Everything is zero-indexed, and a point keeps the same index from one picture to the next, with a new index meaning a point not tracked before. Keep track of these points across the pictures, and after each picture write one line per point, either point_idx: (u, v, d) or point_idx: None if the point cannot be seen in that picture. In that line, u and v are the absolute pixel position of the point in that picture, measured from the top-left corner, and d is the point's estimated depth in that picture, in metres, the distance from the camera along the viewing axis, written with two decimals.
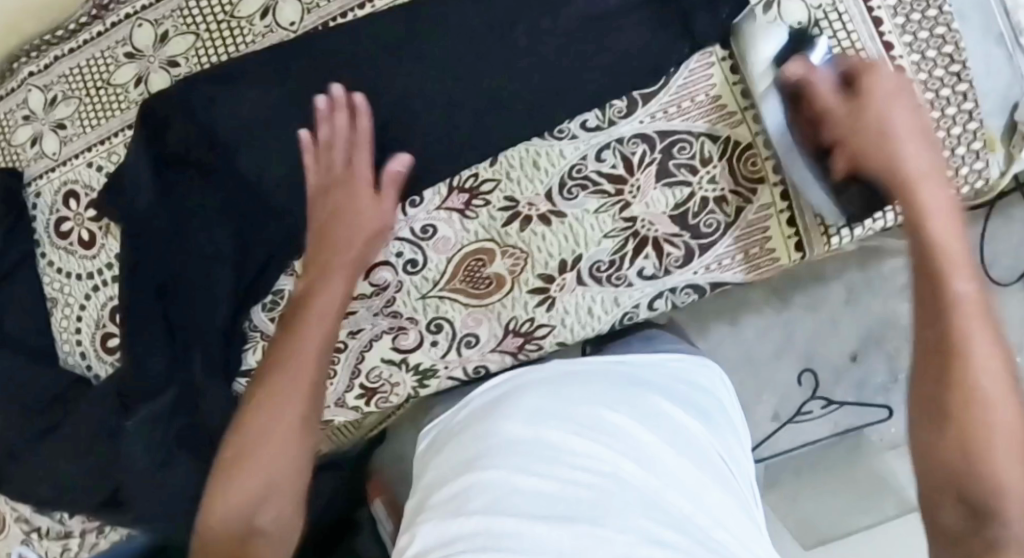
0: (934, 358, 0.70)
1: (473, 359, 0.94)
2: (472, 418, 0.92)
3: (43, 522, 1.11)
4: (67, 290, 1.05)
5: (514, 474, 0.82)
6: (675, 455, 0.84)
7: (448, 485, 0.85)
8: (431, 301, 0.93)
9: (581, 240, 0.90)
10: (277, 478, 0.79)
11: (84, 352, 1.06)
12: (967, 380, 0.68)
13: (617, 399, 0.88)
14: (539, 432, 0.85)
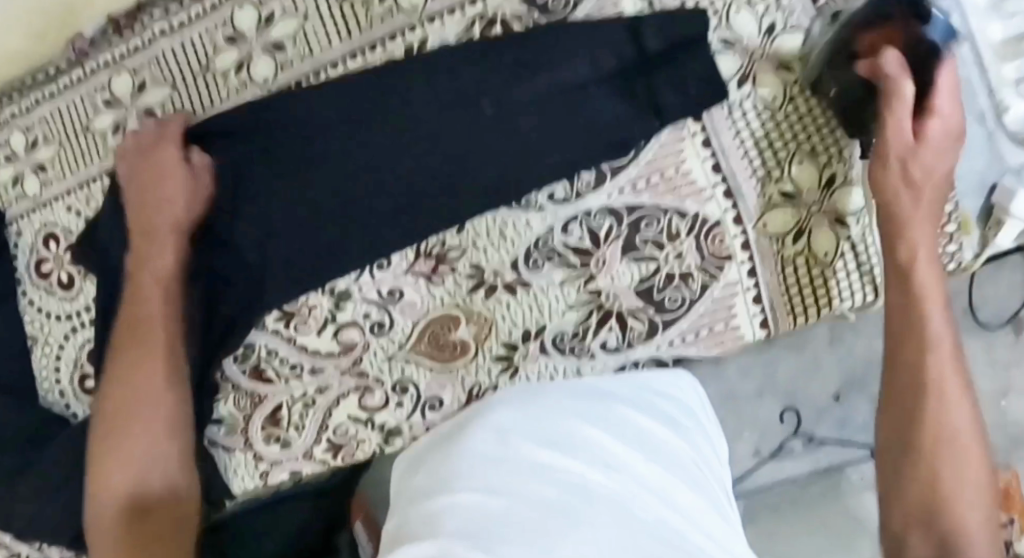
0: (907, 443, 0.82)
1: (437, 422, 0.94)
2: (442, 434, 0.88)
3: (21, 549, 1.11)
4: (47, 329, 1.07)
5: (483, 492, 0.76)
6: (646, 469, 0.80)
7: (414, 509, 0.79)
8: (397, 363, 0.94)
9: (545, 310, 0.90)
10: (150, 447, 0.92)
11: (62, 390, 1.08)
12: (938, 459, 0.81)
13: (589, 412, 0.84)
14: (508, 447, 0.80)
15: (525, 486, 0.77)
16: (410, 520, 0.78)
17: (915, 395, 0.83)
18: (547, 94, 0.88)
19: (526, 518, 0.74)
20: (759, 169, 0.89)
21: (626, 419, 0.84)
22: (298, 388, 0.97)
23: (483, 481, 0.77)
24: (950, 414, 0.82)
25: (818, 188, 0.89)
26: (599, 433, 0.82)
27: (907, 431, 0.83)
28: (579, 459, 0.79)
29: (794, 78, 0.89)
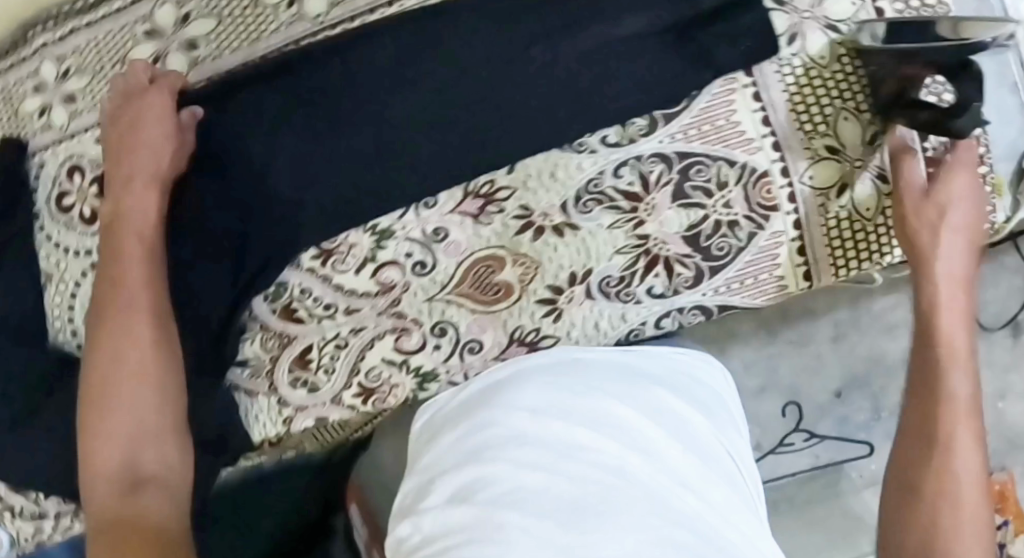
0: (922, 468, 0.81)
1: (476, 365, 0.93)
2: (468, 399, 0.88)
3: (15, 502, 1.08)
4: (63, 266, 1.04)
5: (514, 467, 0.77)
6: (681, 452, 0.81)
7: (444, 478, 0.80)
8: (437, 304, 0.92)
9: (593, 254, 0.90)
10: (142, 424, 0.84)
11: (75, 330, 1.05)
12: (948, 474, 0.80)
13: (622, 390, 0.84)
14: (541, 422, 0.80)
15: (557, 465, 0.77)
16: (437, 491, 0.80)
17: (940, 418, 0.82)
18: (600, 42, 0.88)
19: (557, 498, 0.75)
20: (806, 124, 0.90)
21: (655, 400, 0.85)
22: (331, 330, 0.93)
23: (516, 456, 0.78)
24: (966, 433, 0.81)
25: (863, 145, 0.90)
26: (631, 414, 0.82)
27: (925, 450, 0.81)
28: (612, 439, 0.79)
29: (840, 38, 0.90)
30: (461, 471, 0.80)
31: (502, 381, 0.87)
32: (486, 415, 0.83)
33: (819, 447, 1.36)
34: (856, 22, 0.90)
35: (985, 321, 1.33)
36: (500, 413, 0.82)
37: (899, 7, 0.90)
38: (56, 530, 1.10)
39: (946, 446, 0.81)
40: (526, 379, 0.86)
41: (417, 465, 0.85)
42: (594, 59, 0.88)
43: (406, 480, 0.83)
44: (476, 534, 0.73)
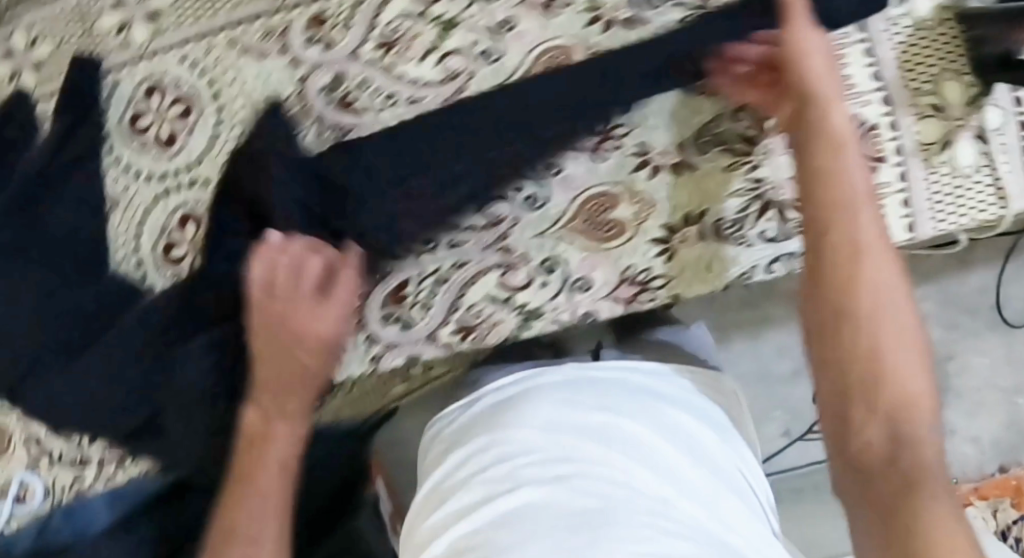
0: (876, 402, 0.71)
1: (583, 304, 0.91)
2: (490, 412, 1.04)
3: (56, 447, 1.03)
4: (133, 192, 0.99)
5: (528, 475, 0.93)
6: (686, 467, 0.95)
7: (462, 488, 0.97)
8: (548, 240, 0.91)
9: (707, 195, 0.91)
10: (265, 535, 0.83)
11: (140, 261, 1.00)
12: (885, 373, 0.71)
13: (631, 410, 0.99)
14: (553, 437, 0.96)
15: (562, 475, 0.92)
16: (461, 504, 0.95)
17: (837, 324, 0.74)
18: None
19: (563, 494, 0.90)
20: (912, 82, 0.92)
21: (664, 417, 0.99)
22: (432, 263, 0.92)
23: (528, 465, 0.94)
24: (892, 344, 0.72)
25: (964, 105, 0.93)
26: (642, 429, 0.97)
27: (847, 367, 0.73)
28: (624, 452, 0.94)
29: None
30: (477, 481, 0.96)
31: (519, 399, 1.02)
32: (501, 433, 0.99)
33: None
34: None
35: (1011, 317, 1.32)
36: (514, 428, 0.98)
37: None
38: (98, 478, 1.04)
39: (856, 366, 0.72)
40: (541, 396, 1.01)
41: (432, 477, 1.02)
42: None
43: (429, 485, 1.01)
44: (494, 526, 0.90)
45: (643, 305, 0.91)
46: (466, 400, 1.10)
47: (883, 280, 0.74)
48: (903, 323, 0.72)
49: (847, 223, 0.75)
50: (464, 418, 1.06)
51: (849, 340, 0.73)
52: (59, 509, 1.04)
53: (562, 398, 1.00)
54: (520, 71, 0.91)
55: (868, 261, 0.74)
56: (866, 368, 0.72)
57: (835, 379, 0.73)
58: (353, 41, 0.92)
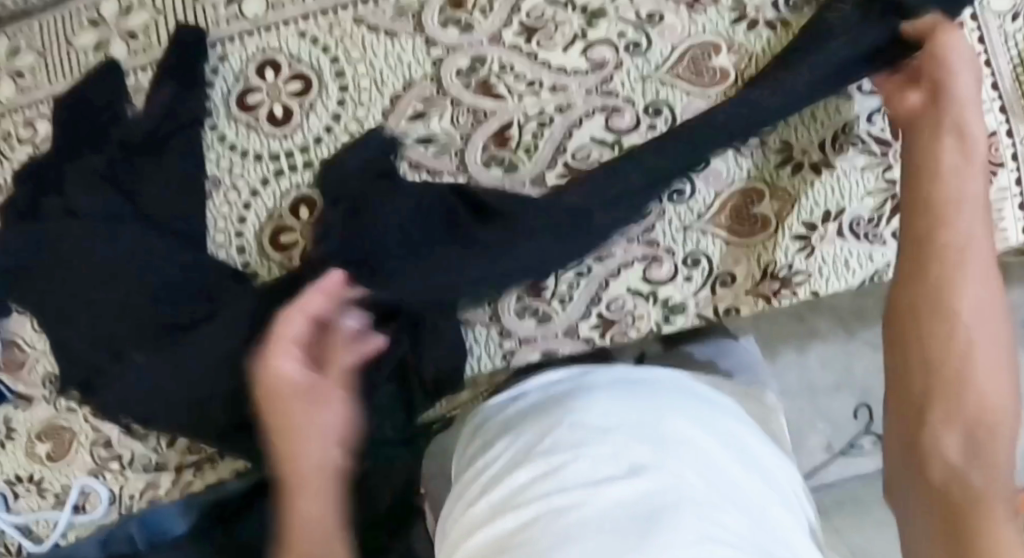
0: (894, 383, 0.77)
1: (727, 299, 0.90)
2: (527, 412, 0.88)
3: (128, 450, 0.94)
4: (238, 172, 0.92)
5: (568, 474, 0.78)
6: (742, 472, 0.82)
7: (495, 486, 0.82)
8: (692, 233, 0.89)
9: (846, 193, 0.91)
10: None
11: (242, 246, 0.92)
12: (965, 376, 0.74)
13: (687, 413, 0.86)
14: (604, 434, 0.81)
15: (611, 476, 0.77)
16: (494, 493, 0.81)
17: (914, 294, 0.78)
18: None
19: (609, 497, 0.76)
20: None
21: (721, 429, 0.86)
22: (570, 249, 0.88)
23: (570, 463, 0.79)
24: (942, 345, 0.76)
25: None
26: (697, 433, 0.83)
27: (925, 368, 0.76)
28: (677, 453, 0.80)
29: None
30: (514, 479, 0.81)
31: (563, 393, 0.88)
32: (540, 432, 0.84)
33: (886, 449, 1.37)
34: None
35: None
36: (557, 425, 0.83)
37: None
38: (175, 485, 0.95)
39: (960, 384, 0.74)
40: (592, 394, 0.87)
41: (471, 471, 0.87)
42: None
43: (463, 474, 0.87)
44: (525, 529, 0.76)
45: (784, 301, 0.90)
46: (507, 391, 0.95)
47: (986, 307, 0.76)
48: (990, 301, 0.77)
49: (954, 245, 0.78)
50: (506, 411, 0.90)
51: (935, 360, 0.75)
52: (131, 518, 0.94)
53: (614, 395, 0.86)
54: (666, 64, 0.90)
55: (966, 291, 0.77)
56: (958, 385, 0.74)
57: (925, 375, 0.75)
58: (494, 23, 0.90)
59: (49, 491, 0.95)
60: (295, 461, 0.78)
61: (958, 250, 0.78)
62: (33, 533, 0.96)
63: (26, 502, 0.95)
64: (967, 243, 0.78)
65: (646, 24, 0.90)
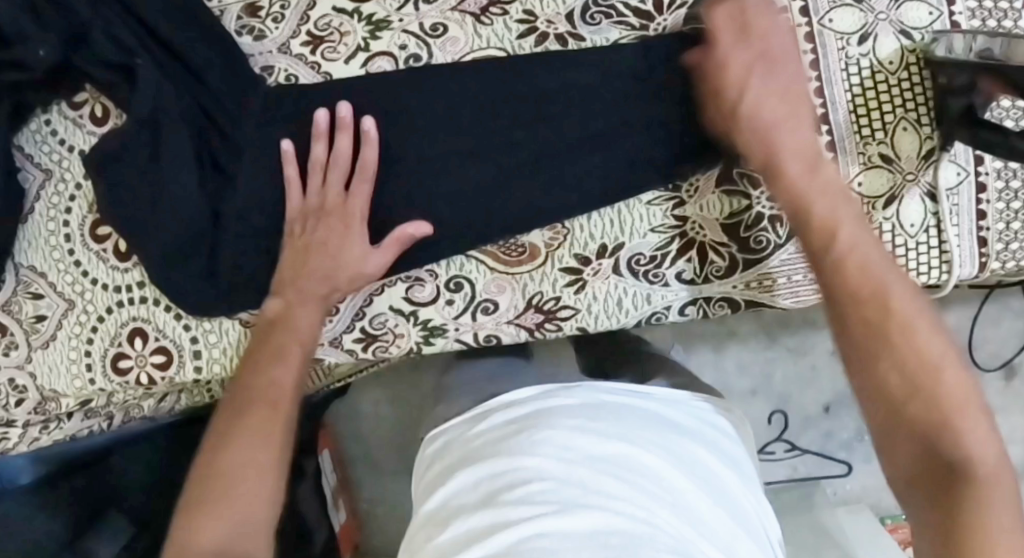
0: (873, 388, 0.72)
1: (486, 327, 0.89)
2: (499, 435, 0.92)
3: None
4: (66, 166, 0.99)
5: (539, 505, 0.81)
6: (711, 505, 0.86)
7: (471, 512, 0.85)
8: (455, 257, 0.88)
9: (626, 228, 0.86)
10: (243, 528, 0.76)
11: (69, 235, 1.00)
12: (915, 335, 0.72)
13: (651, 440, 0.89)
14: (568, 466, 0.85)
15: (579, 505, 0.81)
16: (460, 524, 0.84)
17: (884, 328, 0.72)
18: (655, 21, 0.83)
19: (579, 533, 0.79)
20: (864, 128, 0.87)
21: (683, 456, 0.89)
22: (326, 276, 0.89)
23: (544, 495, 0.82)
24: (956, 383, 0.70)
25: (917, 158, 0.87)
26: (663, 465, 0.87)
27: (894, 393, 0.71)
28: (644, 488, 0.84)
29: (913, 43, 0.86)
30: (486, 508, 0.84)
31: (517, 432, 0.90)
32: (508, 454, 0.88)
33: (799, 459, 1.31)
34: (932, 31, 0.86)
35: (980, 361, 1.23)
36: (523, 453, 0.87)
37: (974, 23, 0.87)
38: (22, 439, 1.06)
39: (943, 399, 0.69)
40: (561, 418, 0.90)
41: (437, 499, 0.89)
42: (663, 23, 0.86)
43: (422, 510, 0.90)
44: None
45: (547, 334, 0.89)
46: (474, 410, 0.98)
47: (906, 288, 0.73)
48: (906, 292, 0.73)
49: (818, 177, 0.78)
50: (477, 435, 0.94)
51: (910, 398, 0.70)
52: None
53: (579, 422, 0.89)
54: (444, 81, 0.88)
55: (902, 304, 0.73)
56: (894, 351, 0.72)
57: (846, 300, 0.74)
58: (284, 33, 0.91)
59: None
60: (240, 461, 0.79)
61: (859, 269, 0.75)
62: None
63: None
64: (887, 291, 0.73)
65: (429, 36, 0.89)
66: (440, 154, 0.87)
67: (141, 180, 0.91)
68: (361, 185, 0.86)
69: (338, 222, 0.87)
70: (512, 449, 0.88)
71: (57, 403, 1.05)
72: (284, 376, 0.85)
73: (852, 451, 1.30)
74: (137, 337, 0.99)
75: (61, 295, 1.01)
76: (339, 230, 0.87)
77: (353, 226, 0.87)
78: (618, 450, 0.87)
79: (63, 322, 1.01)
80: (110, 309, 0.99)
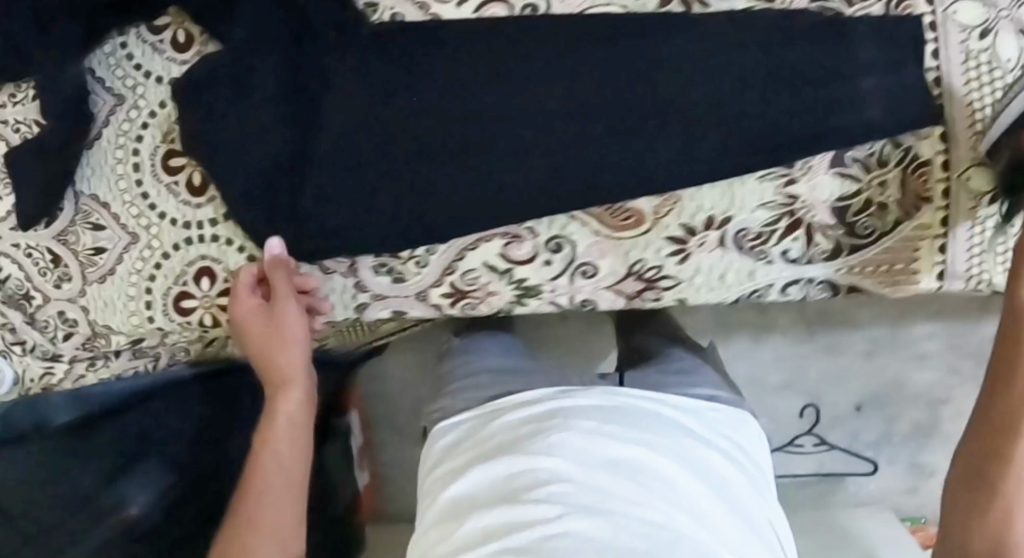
0: (988, 380, 0.81)
1: (583, 291, 0.86)
2: (516, 430, 0.91)
3: (29, 338, 1.02)
4: (140, 92, 0.94)
5: (558, 504, 0.80)
6: (726, 514, 0.85)
7: (488, 506, 0.84)
8: (560, 217, 0.86)
9: (736, 203, 0.85)
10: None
11: (138, 165, 0.95)
12: (1021, 358, 0.79)
13: (667, 445, 0.88)
14: (587, 467, 0.84)
15: (596, 510, 0.80)
16: (478, 517, 0.83)
17: (1016, 356, 0.79)
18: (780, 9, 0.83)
19: (596, 539, 0.78)
20: (979, 123, 0.85)
21: (701, 466, 0.88)
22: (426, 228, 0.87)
23: (563, 495, 0.81)
24: None
25: None
26: (679, 470, 0.86)
27: (970, 475, 0.80)
28: (666, 496, 0.83)
29: None
30: (505, 506, 0.83)
31: (532, 430, 0.89)
32: (528, 452, 0.86)
33: (826, 455, 1.31)
34: None
35: None
36: (541, 453, 0.85)
37: None
38: (67, 376, 1.03)
39: (1018, 429, 0.78)
40: (579, 417, 0.89)
41: (451, 491, 0.89)
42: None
43: (436, 501, 0.89)
44: None
45: (646, 303, 0.86)
46: (483, 409, 0.96)
47: None
48: None
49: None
50: (491, 427, 0.93)
51: (995, 419, 0.79)
52: (26, 400, 1.03)
53: (598, 426, 0.88)
54: (559, 36, 0.84)
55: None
56: (1003, 371, 0.80)
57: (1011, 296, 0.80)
58: None
59: None
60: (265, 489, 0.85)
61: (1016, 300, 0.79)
62: None
63: None
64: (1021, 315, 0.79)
65: None
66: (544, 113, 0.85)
67: (221, 114, 0.87)
68: (284, 306, 0.89)
69: (277, 320, 0.89)
70: (530, 446, 0.87)
71: (106, 341, 1.01)
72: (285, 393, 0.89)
73: (879, 451, 1.30)
74: (204, 277, 0.94)
75: (124, 228, 0.97)
76: (285, 322, 0.89)
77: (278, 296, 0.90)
78: (634, 452, 0.86)
79: (123, 257, 0.97)
80: (177, 246, 0.95)
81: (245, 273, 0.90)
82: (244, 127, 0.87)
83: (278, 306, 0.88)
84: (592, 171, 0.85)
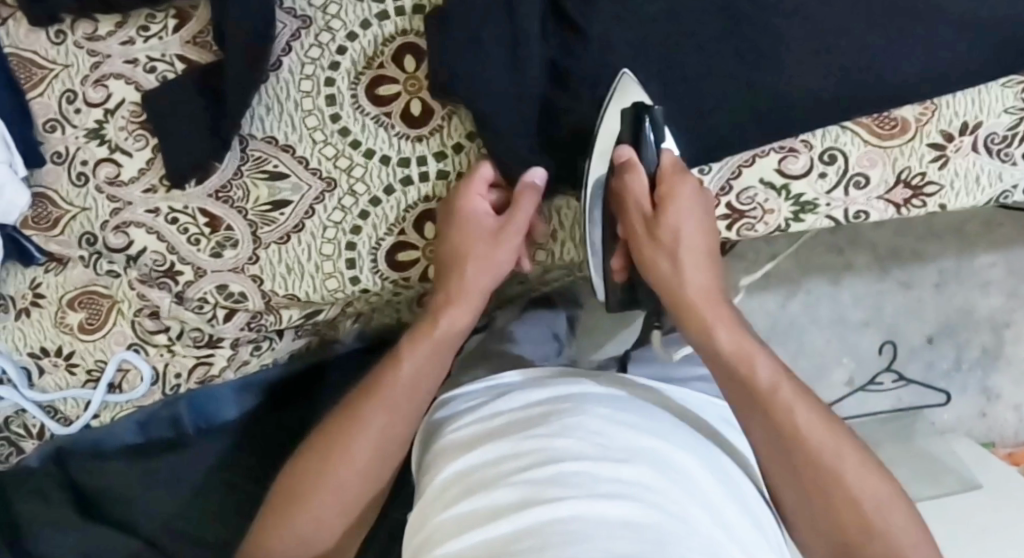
0: (832, 529, 0.73)
1: (858, 203, 0.86)
2: (517, 418, 0.75)
3: (177, 323, 0.87)
4: (334, 12, 0.81)
5: (570, 485, 0.66)
6: (737, 512, 0.70)
7: (481, 491, 0.69)
8: (832, 128, 0.84)
9: (984, 108, 0.84)
10: (322, 524, 0.79)
11: (333, 97, 0.82)
12: (835, 468, 0.74)
13: (689, 445, 0.74)
14: (608, 450, 0.69)
15: (625, 491, 0.65)
16: (471, 508, 0.67)
17: (798, 445, 0.74)
18: None
19: (615, 518, 0.63)
20: None
21: (720, 468, 0.73)
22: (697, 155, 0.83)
23: (577, 476, 0.66)
24: (862, 488, 0.73)
25: None
26: (697, 467, 0.71)
27: (791, 466, 0.75)
28: (676, 484, 0.68)
29: None
30: (500, 486, 0.68)
31: (543, 413, 0.74)
32: (540, 433, 0.71)
33: (902, 390, 1.25)
34: None
35: None
36: (556, 432, 0.70)
37: None
38: (228, 366, 0.89)
39: (830, 475, 0.73)
40: (594, 403, 0.74)
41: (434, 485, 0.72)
42: None
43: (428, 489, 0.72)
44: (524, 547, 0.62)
45: (913, 211, 0.87)
46: (490, 388, 0.81)
47: (780, 378, 0.76)
48: (816, 423, 0.75)
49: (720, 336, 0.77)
50: (485, 418, 0.77)
51: (813, 482, 0.74)
52: (180, 399, 0.89)
53: (616, 414, 0.73)
54: None
55: (805, 420, 0.75)
56: (804, 472, 0.74)
57: (805, 465, 0.74)
58: None
59: (80, 366, 0.88)
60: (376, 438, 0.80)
61: (761, 390, 0.76)
62: (59, 414, 0.90)
63: (52, 377, 0.89)
64: (784, 415, 0.75)
65: None
66: (799, 24, 0.79)
67: (455, 31, 0.76)
68: (512, 238, 0.81)
69: (493, 247, 0.81)
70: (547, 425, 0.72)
71: (277, 316, 0.88)
72: (457, 311, 0.82)
73: (951, 381, 1.25)
74: (427, 223, 0.84)
75: (315, 174, 0.83)
76: (496, 252, 0.81)
77: (506, 233, 0.81)
78: (654, 441, 0.71)
79: (315, 209, 0.83)
80: (390, 190, 0.83)
81: (487, 167, 0.81)
82: (479, 47, 0.77)
83: (505, 236, 0.81)
84: (848, 88, 0.80)
